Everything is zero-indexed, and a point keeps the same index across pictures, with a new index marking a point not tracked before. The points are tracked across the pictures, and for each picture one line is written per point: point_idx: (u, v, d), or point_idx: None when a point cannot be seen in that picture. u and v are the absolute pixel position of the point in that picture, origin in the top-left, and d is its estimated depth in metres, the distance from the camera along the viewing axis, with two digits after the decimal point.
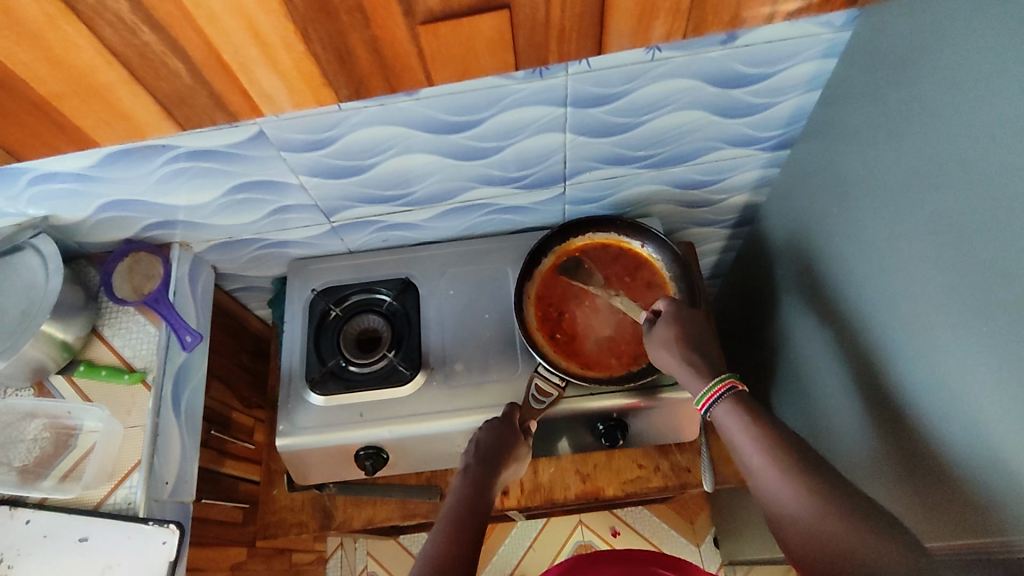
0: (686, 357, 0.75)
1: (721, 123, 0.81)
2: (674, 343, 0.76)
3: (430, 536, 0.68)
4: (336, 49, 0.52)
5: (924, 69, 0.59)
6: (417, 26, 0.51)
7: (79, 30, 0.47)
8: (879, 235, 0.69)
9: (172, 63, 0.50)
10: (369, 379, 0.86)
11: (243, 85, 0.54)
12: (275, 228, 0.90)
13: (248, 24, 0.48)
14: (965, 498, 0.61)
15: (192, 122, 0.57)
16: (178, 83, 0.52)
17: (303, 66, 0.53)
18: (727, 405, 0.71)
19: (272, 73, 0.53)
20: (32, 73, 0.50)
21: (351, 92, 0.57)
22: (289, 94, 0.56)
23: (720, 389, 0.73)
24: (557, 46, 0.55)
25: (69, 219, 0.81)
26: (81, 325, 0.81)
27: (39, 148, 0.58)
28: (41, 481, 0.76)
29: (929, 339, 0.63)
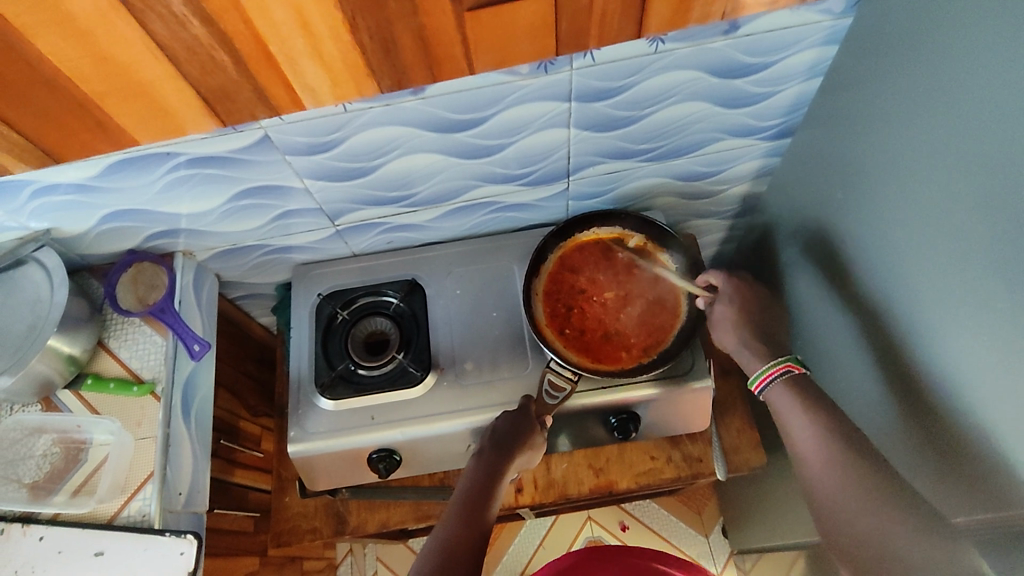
0: (743, 339, 0.81)
1: (723, 113, 0.81)
2: (735, 325, 0.82)
3: (442, 521, 0.74)
4: (381, 39, 0.54)
5: (925, 52, 0.59)
6: (463, 13, 0.54)
7: (129, 24, 0.49)
8: (883, 218, 0.69)
9: (218, 56, 0.53)
10: (380, 382, 0.86)
11: (286, 76, 0.57)
12: (279, 233, 0.89)
13: (299, 14, 0.51)
14: (976, 475, 0.61)
15: (232, 117, 0.60)
16: (223, 76, 0.55)
17: (348, 57, 0.56)
18: (781, 388, 0.75)
19: (316, 63, 0.56)
20: (78, 70, 0.52)
21: (392, 83, 0.59)
22: (332, 87, 0.59)
23: (775, 371, 0.76)
24: (598, 30, 0.58)
25: (71, 231, 0.81)
26: (88, 338, 0.80)
27: (78, 150, 0.61)
28: (52, 497, 0.76)
29: (937, 319, 0.64)
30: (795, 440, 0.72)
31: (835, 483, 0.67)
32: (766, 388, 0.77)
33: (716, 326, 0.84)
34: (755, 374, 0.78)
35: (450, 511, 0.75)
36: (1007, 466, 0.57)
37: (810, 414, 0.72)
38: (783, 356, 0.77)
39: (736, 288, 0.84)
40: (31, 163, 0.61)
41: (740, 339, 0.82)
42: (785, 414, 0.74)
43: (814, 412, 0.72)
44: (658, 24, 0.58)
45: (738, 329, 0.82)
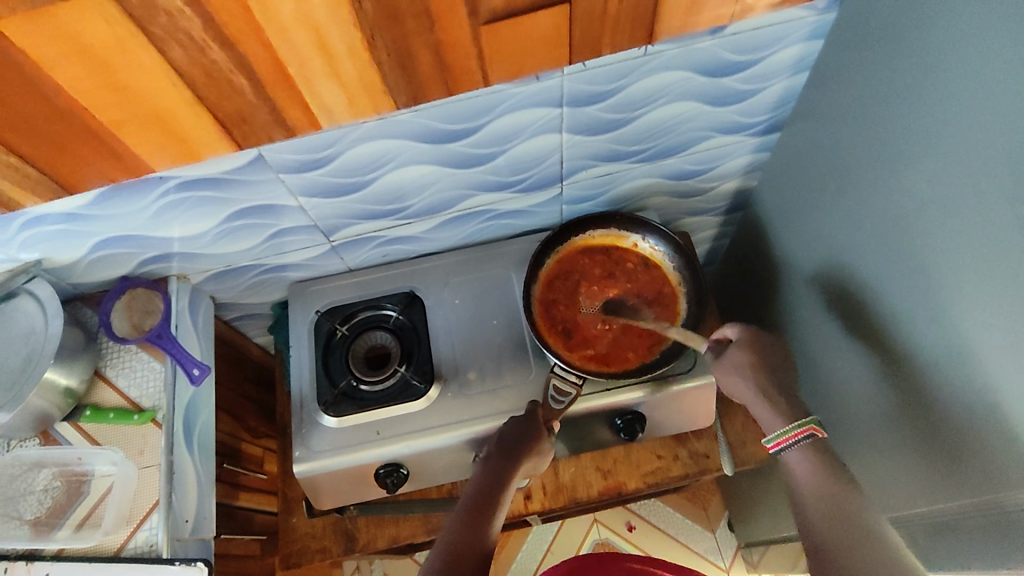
0: (760, 385, 0.75)
1: (713, 112, 0.82)
2: (748, 369, 0.75)
3: (445, 527, 0.72)
4: (400, 54, 0.55)
5: (909, 42, 0.60)
6: (479, 26, 0.54)
7: (148, 52, 0.49)
8: (876, 208, 0.70)
9: (237, 80, 0.53)
10: (383, 397, 0.85)
11: (303, 97, 0.57)
12: (273, 252, 0.88)
13: (318, 36, 0.51)
14: (980, 458, 0.62)
15: (249, 139, 0.60)
16: (241, 100, 0.55)
17: (365, 75, 0.56)
18: (801, 452, 0.69)
19: (333, 82, 0.56)
20: (93, 99, 0.52)
21: (408, 99, 0.61)
22: (350, 107, 0.60)
23: (801, 434, 0.70)
24: (611, 38, 0.59)
25: (63, 260, 0.79)
26: (84, 368, 0.79)
27: (95, 176, 0.61)
28: (56, 532, 0.74)
29: (933, 306, 0.64)
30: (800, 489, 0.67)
31: (839, 526, 0.62)
32: (783, 450, 0.71)
33: (723, 370, 0.77)
34: (773, 433, 0.72)
35: (452, 517, 0.73)
36: (1009, 448, 0.58)
37: (833, 479, 0.66)
38: (806, 418, 0.71)
39: (756, 337, 0.78)
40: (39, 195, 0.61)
41: (751, 388, 0.75)
42: (799, 471, 0.68)
43: (828, 467, 0.67)
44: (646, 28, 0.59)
45: (751, 375, 0.75)
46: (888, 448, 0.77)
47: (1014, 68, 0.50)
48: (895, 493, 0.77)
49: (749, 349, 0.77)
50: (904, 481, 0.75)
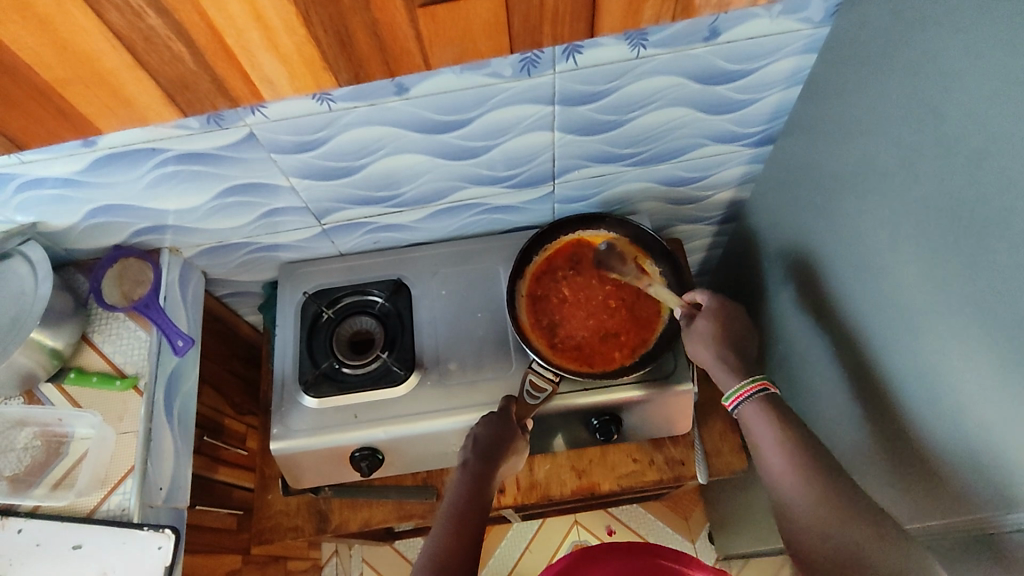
0: (721, 355, 0.79)
1: (707, 119, 0.82)
2: (714, 340, 0.79)
3: (432, 536, 0.70)
4: (335, 32, 0.55)
5: (899, 61, 0.60)
6: (416, 9, 0.54)
7: (85, 13, 0.50)
8: (862, 226, 0.70)
9: (175, 47, 0.54)
10: (363, 380, 0.86)
11: (243, 68, 0.58)
12: (266, 231, 0.90)
13: (253, 7, 0.52)
14: (952, 480, 0.62)
15: (193, 107, 0.61)
16: (182, 67, 0.56)
17: (303, 50, 0.57)
18: (755, 406, 0.73)
19: (272, 55, 0.57)
20: (38, 58, 0.53)
21: (350, 77, 0.60)
22: (290, 80, 0.60)
23: (752, 389, 0.74)
24: (551, 28, 0.59)
25: (57, 225, 0.81)
26: (71, 332, 0.81)
27: (41, 136, 0.62)
28: (32, 490, 0.76)
29: (912, 324, 0.65)
30: (767, 459, 0.70)
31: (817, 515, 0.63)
32: (740, 405, 0.75)
33: (692, 337, 0.81)
34: (732, 390, 0.76)
35: (439, 524, 0.71)
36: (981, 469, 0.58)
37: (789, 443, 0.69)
38: (759, 375, 0.76)
39: (723, 306, 0.82)
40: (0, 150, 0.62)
41: (718, 353, 0.79)
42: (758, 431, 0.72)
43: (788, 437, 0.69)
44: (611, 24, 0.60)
45: (716, 344, 0.79)
46: (863, 465, 0.77)
47: (1000, 90, 0.50)
48: None
49: (717, 320, 0.81)
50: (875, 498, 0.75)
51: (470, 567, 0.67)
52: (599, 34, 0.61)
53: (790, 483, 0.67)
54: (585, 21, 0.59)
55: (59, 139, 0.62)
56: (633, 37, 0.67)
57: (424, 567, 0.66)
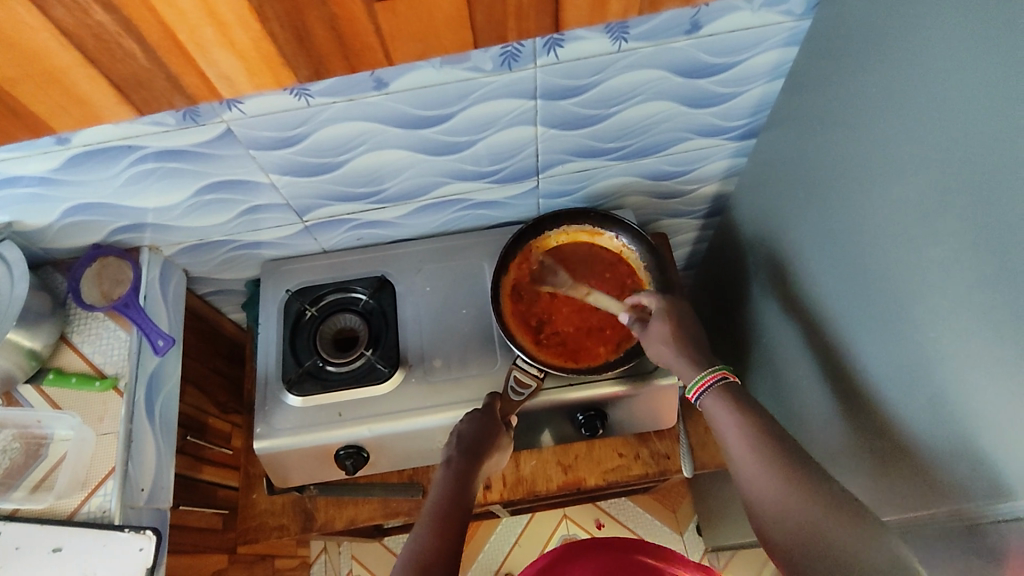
0: (683, 352, 0.77)
1: (690, 113, 0.82)
2: (672, 339, 0.77)
3: (415, 532, 0.69)
4: (292, 27, 0.54)
5: (880, 54, 0.60)
6: (373, 4, 0.54)
7: (28, 10, 0.48)
8: (843, 219, 0.70)
9: (126, 43, 0.52)
10: (347, 378, 0.85)
11: (198, 65, 0.56)
12: (247, 228, 0.89)
13: (204, 3, 0.51)
14: (930, 472, 0.63)
15: (150, 106, 0.60)
16: (133, 64, 0.55)
17: (259, 45, 0.56)
18: (715, 396, 0.73)
19: (228, 51, 0.55)
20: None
21: (311, 73, 0.59)
22: (248, 76, 0.59)
23: (712, 378, 0.74)
24: (515, 25, 0.59)
25: (33, 224, 0.80)
26: (49, 333, 0.80)
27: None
28: (11, 492, 0.75)
29: (893, 318, 0.65)
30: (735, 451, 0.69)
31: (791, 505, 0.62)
32: (702, 397, 0.74)
33: (650, 339, 0.79)
34: (692, 380, 0.75)
35: (422, 521, 0.71)
36: (958, 461, 0.59)
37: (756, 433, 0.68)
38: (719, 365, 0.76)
39: (672, 305, 0.81)
40: None
41: (675, 350, 0.77)
42: (724, 423, 0.71)
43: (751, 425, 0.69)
44: (576, 20, 0.60)
45: (674, 342, 0.77)
46: (844, 458, 0.78)
47: (978, 84, 0.51)
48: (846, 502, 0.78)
49: (669, 318, 0.79)
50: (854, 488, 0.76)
51: (453, 563, 0.66)
52: (564, 29, 0.61)
53: (769, 482, 0.65)
54: (550, 17, 0.59)
55: (14, 138, 0.60)
56: (613, 31, 0.67)
57: (406, 563, 0.66)
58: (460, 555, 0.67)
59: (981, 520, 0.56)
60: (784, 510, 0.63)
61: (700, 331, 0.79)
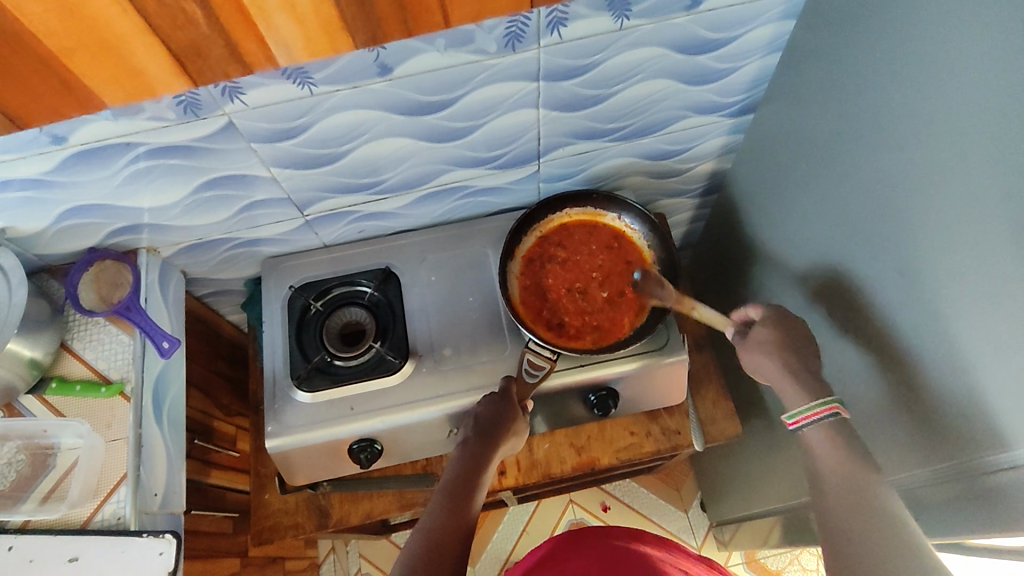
0: (786, 363, 0.72)
1: (689, 91, 0.83)
2: (773, 348, 0.74)
3: (427, 511, 0.70)
4: None
5: (877, 23, 0.61)
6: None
7: None
8: (845, 188, 0.72)
9: (188, 8, 0.51)
10: (357, 371, 0.85)
11: (259, 31, 0.55)
12: (247, 225, 0.87)
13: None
14: (936, 430, 0.64)
15: (204, 76, 0.58)
16: (194, 30, 0.53)
17: (319, 9, 0.54)
18: (823, 429, 0.67)
19: (289, 16, 0.54)
20: (44, 25, 0.49)
21: (368, 37, 0.58)
22: (305, 42, 0.57)
23: (824, 411, 0.68)
24: None
25: (27, 230, 0.77)
26: (49, 340, 0.78)
27: (43, 113, 0.58)
28: (20, 505, 0.73)
29: (897, 282, 0.66)
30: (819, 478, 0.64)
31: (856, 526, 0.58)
32: (805, 426, 0.69)
33: (752, 348, 0.75)
34: (795, 408, 0.70)
35: (434, 499, 0.72)
36: (965, 416, 0.60)
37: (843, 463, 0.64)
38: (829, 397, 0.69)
39: (779, 315, 0.77)
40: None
41: (779, 365, 0.73)
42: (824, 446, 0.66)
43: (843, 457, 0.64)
44: None
45: (779, 353, 0.73)
46: (852, 423, 0.80)
47: (976, 45, 0.52)
48: None
49: (775, 327, 0.76)
50: None
51: (461, 542, 0.67)
52: None
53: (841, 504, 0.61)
54: None
55: (63, 115, 0.59)
56: (616, 8, 0.67)
57: (414, 540, 0.67)
58: (467, 539, 0.68)
59: (988, 470, 0.58)
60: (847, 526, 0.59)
61: (805, 341, 0.75)
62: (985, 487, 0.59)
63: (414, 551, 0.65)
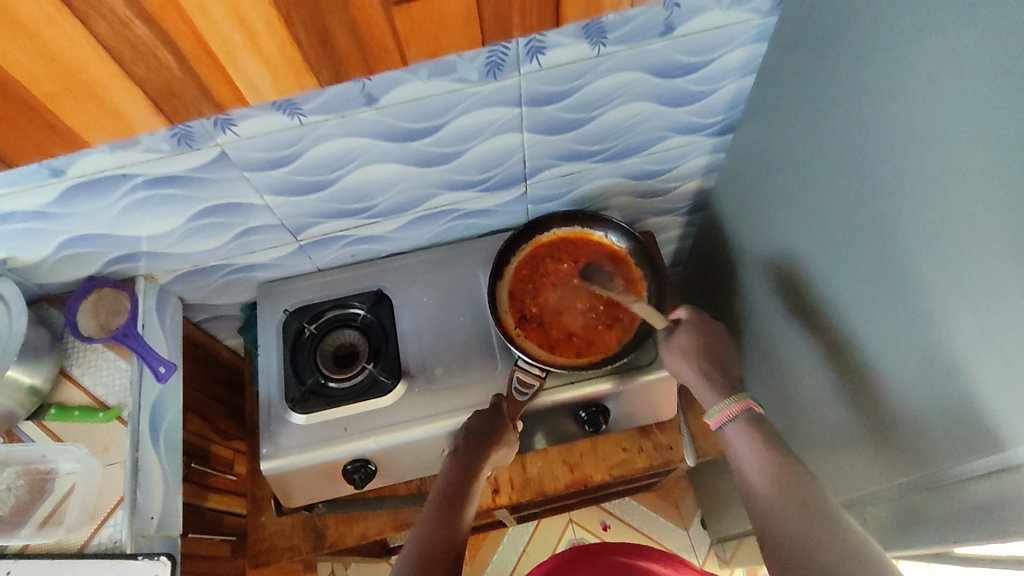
0: (702, 369, 0.78)
1: (669, 112, 0.85)
2: (694, 355, 0.79)
3: (420, 520, 0.70)
4: (316, 32, 0.58)
5: (845, 45, 0.64)
6: (391, 7, 0.58)
7: (75, 26, 0.51)
8: (823, 203, 0.74)
9: (161, 56, 0.55)
10: (350, 393, 0.86)
11: (228, 73, 0.60)
12: (241, 252, 0.90)
13: (236, 13, 0.54)
14: (920, 440, 0.65)
15: (180, 114, 0.63)
16: (168, 75, 0.58)
17: (284, 51, 0.59)
18: (739, 426, 0.71)
19: (255, 59, 0.59)
20: (28, 72, 0.54)
21: (330, 74, 0.63)
22: (273, 81, 0.62)
23: (736, 408, 0.72)
24: (520, 19, 0.64)
25: (28, 260, 0.80)
26: (48, 367, 0.79)
27: (29, 150, 0.63)
28: (19, 530, 0.74)
29: (877, 294, 0.68)
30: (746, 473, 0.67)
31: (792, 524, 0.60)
32: (724, 425, 0.72)
33: (671, 354, 0.81)
34: (715, 408, 0.74)
35: (427, 508, 0.72)
36: (948, 424, 0.61)
37: (769, 455, 0.67)
38: (742, 395, 0.74)
39: (703, 320, 0.83)
40: None
41: (696, 372, 0.78)
42: (739, 448, 0.70)
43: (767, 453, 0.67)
44: (573, 11, 0.65)
45: (696, 359, 0.79)
46: (840, 435, 0.80)
47: (939, 64, 0.54)
48: (846, 478, 0.80)
49: (696, 333, 0.81)
50: (851, 464, 0.78)
51: (454, 550, 0.67)
52: (562, 24, 0.67)
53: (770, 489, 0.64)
54: None
55: (47, 152, 0.64)
56: (592, 36, 0.70)
57: (409, 548, 0.67)
58: (460, 546, 0.68)
59: (972, 478, 0.59)
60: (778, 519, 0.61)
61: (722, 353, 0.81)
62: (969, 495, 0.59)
63: (409, 558, 0.65)
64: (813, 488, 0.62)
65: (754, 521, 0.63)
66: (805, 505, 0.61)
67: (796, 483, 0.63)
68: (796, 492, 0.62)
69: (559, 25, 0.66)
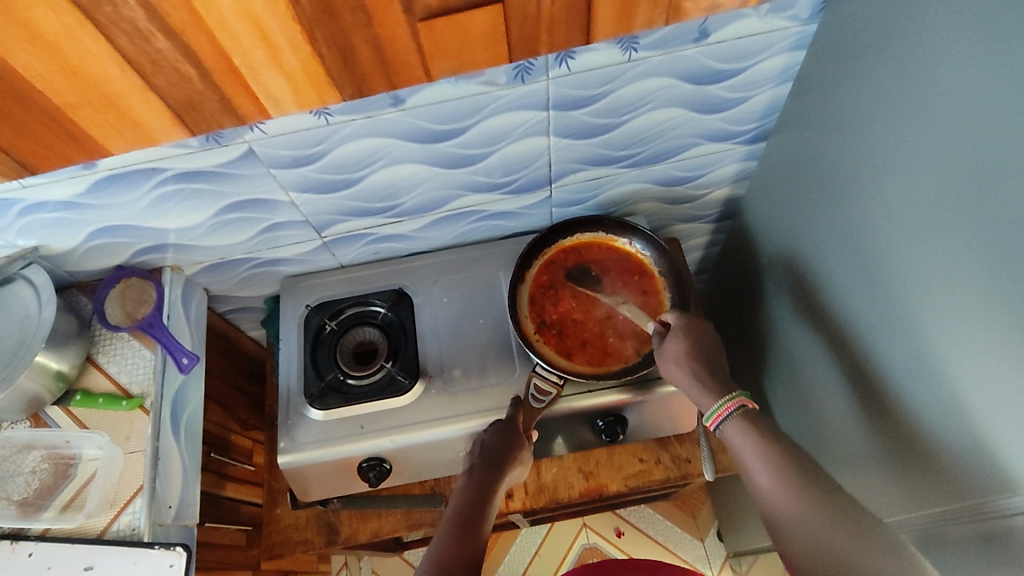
0: (697, 373, 0.76)
1: (700, 119, 0.83)
2: (685, 359, 0.77)
3: (434, 538, 0.71)
4: (338, 48, 0.57)
5: (885, 57, 0.61)
6: (415, 22, 0.57)
7: (94, 37, 0.51)
8: (855, 219, 0.71)
9: (182, 68, 0.55)
10: (369, 391, 0.86)
11: (251, 87, 0.59)
12: (267, 246, 0.90)
13: (258, 27, 0.53)
14: (949, 473, 0.62)
15: (200, 126, 0.63)
16: (189, 87, 0.57)
17: (306, 66, 0.58)
18: (735, 421, 0.73)
19: (277, 72, 0.58)
20: (48, 83, 0.54)
21: (353, 91, 0.62)
22: (295, 95, 0.61)
23: (729, 407, 0.74)
24: (547, 37, 0.61)
25: (59, 247, 0.82)
26: (75, 354, 0.81)
27: (49, 159, 0.63)
28: (43, 512, 0.76)
29: (905, 317, 0.65)
30: (751, 472, 0.69)
31: (814, 526, 0.61)
32: (720, 425, 0.74)
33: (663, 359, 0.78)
34: (710, 408, 0.75)
35: (441, 526, 0.72)
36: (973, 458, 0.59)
37: (774, 452, 0.68)
38: (736, 393, 0.75)
39: (691, 323, 0.80)
40: (8, 175, 0.64)
41: (689, 374, 0.76)
42: (744, 450, 0.70)
43: (767, 445, 0.69)
44: (604, 30, 0.62)
45: (688, 363, 0.77)
46: (865, 458, 0.78)
47: (985, 82, 0.51)
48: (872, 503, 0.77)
49: (685, 337, 0.78)
50: (878, 488, 0.76)
51: (471, 566, 0.67)
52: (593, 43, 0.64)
53: (783, 493, 0.65)
54: (579, 29, 0.61)
55: (68, 161, 0.64)
56: (624, 42, 0.68)
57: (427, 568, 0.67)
58: (476, 563, 0.68)
59: (996, 516, 0.57)
60: (799, 518, 0.63)
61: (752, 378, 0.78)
62: (997, 533, 0.57)
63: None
64: (824, 484, 0.64)
65: (770, 522, 0.66)
66: (827, 505, 0.62)
67: (812, 482, 0.65)
68: (813, 494, 0.64)
69: (590, 44, 0.63)
